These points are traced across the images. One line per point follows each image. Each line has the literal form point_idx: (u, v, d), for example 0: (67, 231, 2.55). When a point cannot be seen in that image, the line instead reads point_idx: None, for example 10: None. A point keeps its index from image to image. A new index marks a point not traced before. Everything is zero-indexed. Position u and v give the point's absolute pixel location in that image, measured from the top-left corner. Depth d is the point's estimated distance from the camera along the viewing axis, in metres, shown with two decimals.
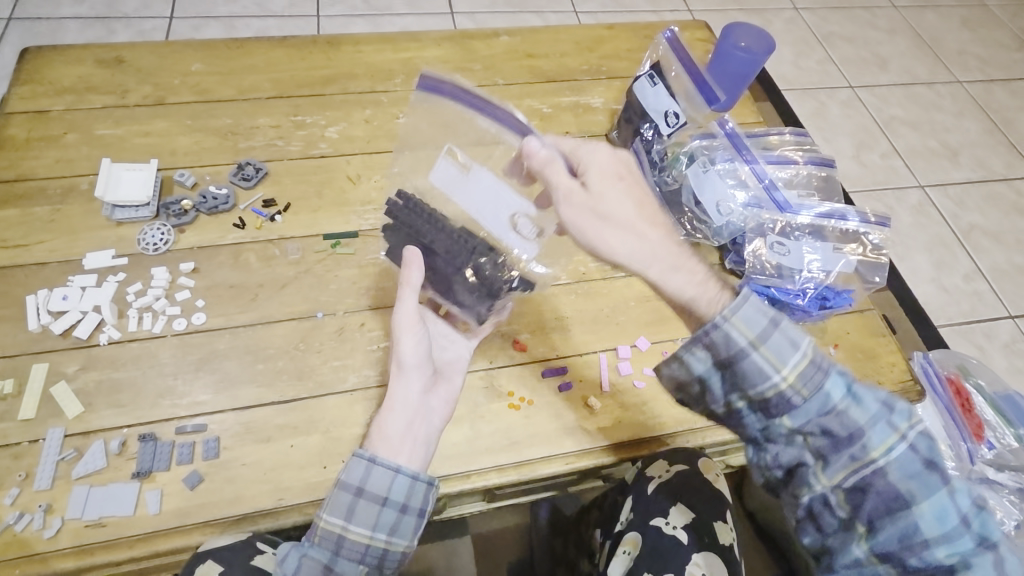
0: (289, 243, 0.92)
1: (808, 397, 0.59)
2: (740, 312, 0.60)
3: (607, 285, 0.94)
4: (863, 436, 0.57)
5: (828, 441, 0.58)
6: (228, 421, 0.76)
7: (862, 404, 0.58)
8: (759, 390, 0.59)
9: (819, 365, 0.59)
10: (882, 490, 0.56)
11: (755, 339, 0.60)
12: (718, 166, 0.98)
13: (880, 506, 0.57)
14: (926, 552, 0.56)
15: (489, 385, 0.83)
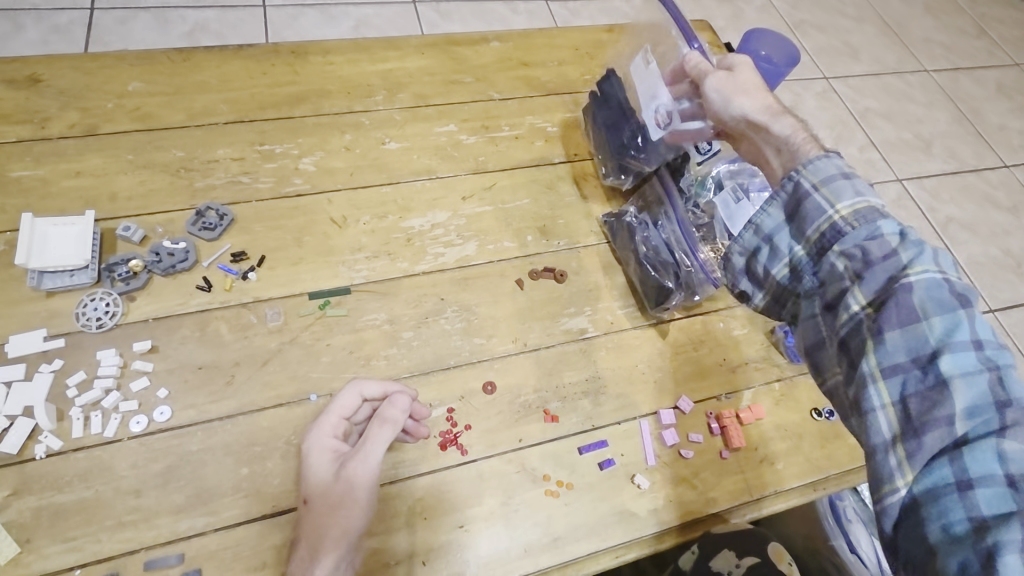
0: (268, 307, 0.77)
1: (857, 226, 0.51)
2: (813, 161, 0.55)
3: (639, 335, 0.84)
4: (899, 256, 0.48)
5: (858, 261, 0.50)
6: (210, 546, 0.62)
7: (913, 241, 0.49)
8: (812, 225, 0.53)
9: (881, 211, 0.51)
10: (906, 306, 0.46)
11: (820, 182, 0.53)
12: (751, 195, 0.88)
13: (901, 319, 0.46)
14: (935, 368, 0.45)
15: (522, 468, 0.71)
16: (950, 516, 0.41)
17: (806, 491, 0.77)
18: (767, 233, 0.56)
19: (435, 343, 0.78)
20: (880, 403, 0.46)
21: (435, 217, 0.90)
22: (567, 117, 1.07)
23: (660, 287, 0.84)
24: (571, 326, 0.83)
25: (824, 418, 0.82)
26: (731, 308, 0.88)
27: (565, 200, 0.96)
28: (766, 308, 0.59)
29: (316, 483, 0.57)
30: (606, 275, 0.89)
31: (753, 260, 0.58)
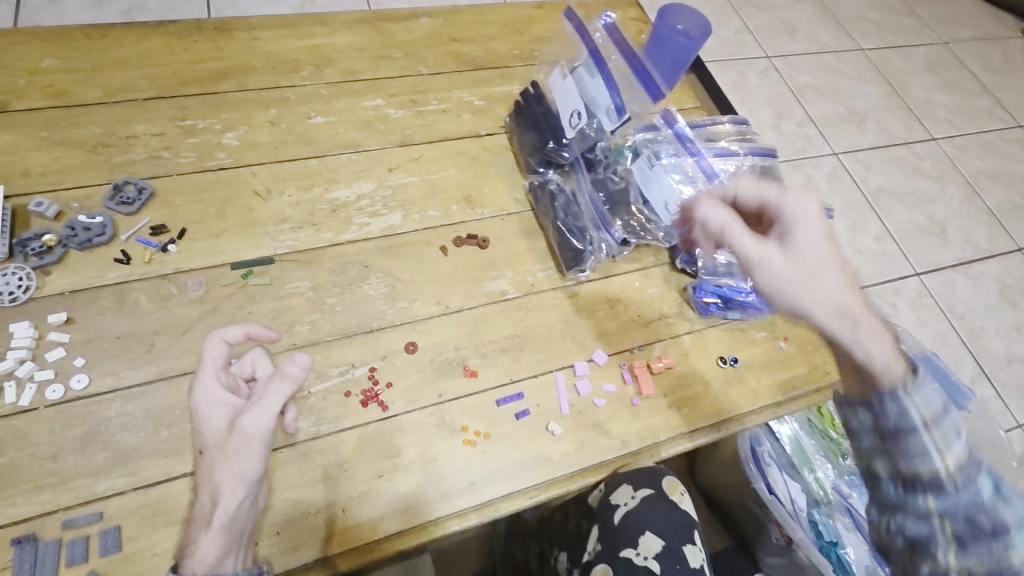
0: (189, 278, 0.78)
1: (959, 486, 0.53)
2: (920, 389, 0.57)
3: (559, 296, 0.88)
4: (1012, 536, 0.51)
5: (967, 527, 0.52)
6: (128, 504, 0.64)
7: (1012, 505, 0.52)
8: (907, 462, 0.55)
9: (980, 465, 0.54)
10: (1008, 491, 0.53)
11: (930, 420, 0.55)
12: (664, 160, 0.91)
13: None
14: None
15: (441, 421, 0.75)
16: None
17: (709, 431, 0.83)
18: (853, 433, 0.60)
19: (359, 308, 0.81)
20: None
21: (361, 188, 0.92)
22: (495, 91, 1.09)
23: (576, 251, 0.88)
24: (493, 288, 0.87)
25: (728, 365, 0.88)
26: (646, 269, 0.93)
27: (491, 170, 0.99)
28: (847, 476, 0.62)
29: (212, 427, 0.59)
30: (528, 240, 0.93)
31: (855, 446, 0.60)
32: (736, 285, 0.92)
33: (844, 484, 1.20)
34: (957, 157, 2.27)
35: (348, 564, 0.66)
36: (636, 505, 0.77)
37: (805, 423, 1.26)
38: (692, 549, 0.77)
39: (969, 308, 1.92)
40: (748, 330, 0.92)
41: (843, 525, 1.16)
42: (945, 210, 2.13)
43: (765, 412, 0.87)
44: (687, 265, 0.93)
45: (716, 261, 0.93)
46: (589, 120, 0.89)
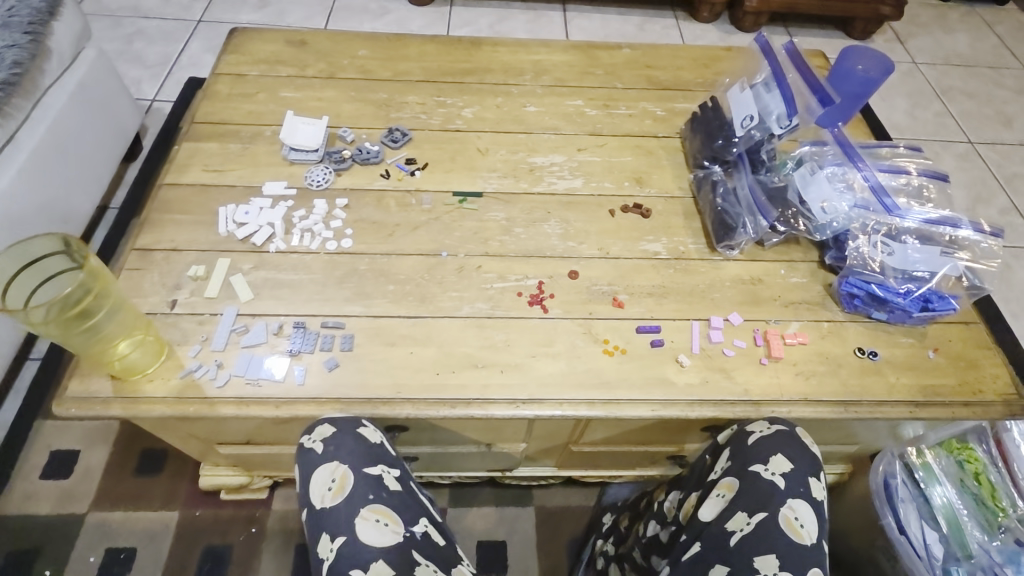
0: (424, 195, 1.07)
1: None
2: None
3: (705, 265, 1.00)
4: None
5: None
6: (362, 323, 0.90)
7: None
8: None
9: None
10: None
11: None
12: (826, 171, 1.00)
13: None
14: None
15: (587, 331, 0.91)
16: None
17: (834, 407, 0.86)
18: None
19: (538, 239, 1.02)
20: None
21: (554, 158, 1.16)
22: (676, 107, 1.29)
23: (728, 226, 1.01)
24: (648, 248, 1.02)
25: (866, 356, 0.90)
26: (793, 261, 1.01)
27: (662, 164, 1.16)
28: None
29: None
30: (686, 219, 1.07)
31: None
32: (887, 285, 0.93)
33: (997, 555, 1.04)
34: None
35: (494, 411, 0.83)
36: (767, 433, 0.79)
37: (955, 479, 1.10)
38: (817, 483, 0.75)
39: None
40: (894, 333, 0.93)
41: None
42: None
43: (900, 409, 0.87)
44: (835, 262, 0.98)
45: (870, 260, 0.95)
46: (759, 123, 1.04)
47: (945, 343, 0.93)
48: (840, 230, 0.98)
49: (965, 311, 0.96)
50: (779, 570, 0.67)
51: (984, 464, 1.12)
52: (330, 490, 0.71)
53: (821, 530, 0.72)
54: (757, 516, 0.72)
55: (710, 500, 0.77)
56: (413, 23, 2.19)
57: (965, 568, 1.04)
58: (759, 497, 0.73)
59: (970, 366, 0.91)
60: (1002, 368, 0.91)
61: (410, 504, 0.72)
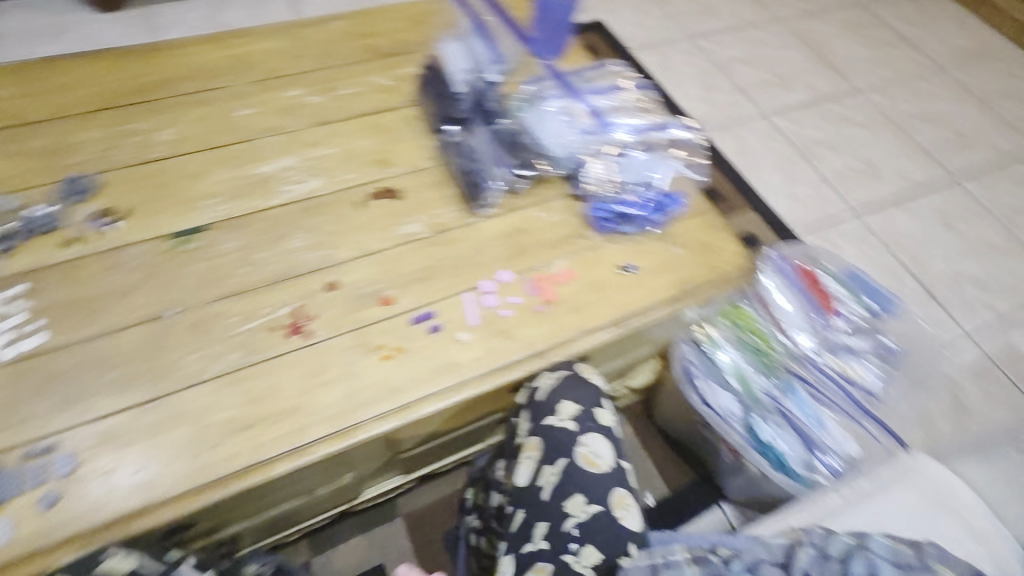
0: (131, 249, 0.89)
1: None
2: None
3: (465, 232, 0.97)
4: None
5: None
6: (85, 432, 0.74)
7: None
8: None
9: None
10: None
11: None
12: (551, 105, 1.03)
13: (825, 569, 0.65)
14: None
15: (361, 342, 0.84)
16: None
17: (605, 331, 0.91)
18: None
19: (283, 260, 0.91)
20: None
21: (283, 162, 1.03)
22: (404, 72, 1.20)
23: (474, 185, 0.98)
24: (406, 232, 0.96)
25: (625, 272, 0.96)
26: (547, 201, 1.02)
27: (402, 136, 1.09)
28: None
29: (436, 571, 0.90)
30: (438, 188, 1.01)
31: None
32: (625, 200, 1.00)
33: (777, 389, 1.22)
34: (884, 105, 2.25)
35: (276, 470, 0.74)
36: (553, 383, 0.81)
37: (735, 339, 1.26)
38: (604, 411, 0.80)
39: (913, 239, 1.89)
40: (644, 243, 0.99)
41: (775, 425, 1.19)
42: (877, 152, 2.10)
43: (662, 309, 0.95)
44: (578, 190, 1.02)
45: (608, 180, 1.00)
46: (476, 75, 1.02)
47: (688, 237, 1.01)
48: (576, 159, 1.01)
49: (697, 202, 1.05)
50: (589, 505, 0.72)
51: (753, 318, 1.29)
52: None
53: (617, 453, 0.77)
54: (560, 464, 0.75)
55: (522, 464, 0.78)
56: (106, 33, 1.82)
57: (759, 410, 1.20)
58: (558, 447, 0.76)
59: (708, 250, 1.01)
60: (733, 244, 1.03)
61: None
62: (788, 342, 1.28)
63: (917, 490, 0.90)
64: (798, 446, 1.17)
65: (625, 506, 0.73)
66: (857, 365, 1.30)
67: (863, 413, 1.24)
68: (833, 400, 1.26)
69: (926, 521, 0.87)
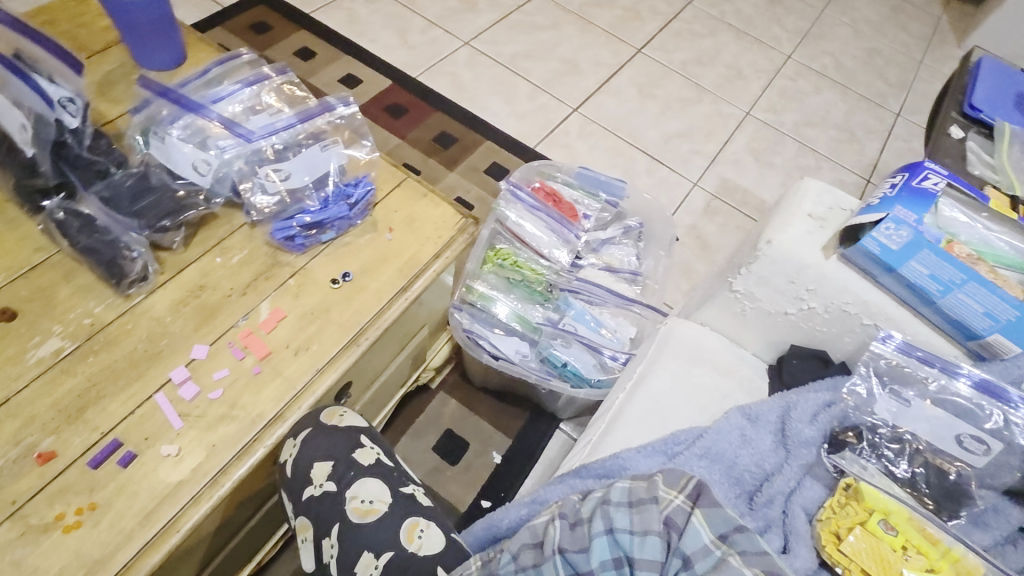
0: None
1: (886, 428, 0.80)
2: (854, 391, 0.81)
3: (128, 320, 0.77)
4: (886, 429, 0.80)
5: (841, 424, 0.81)
6: None
7: (860, 395, 0.81)
8: (853, 421, 0.81)
9: (860, 408, 0.81)
10: (575, 558, 0.59)
11: (894, 436, 0.80)
12: (173, 132, 0.85)
13: (574, 542, 0.60)
14: (861, 420, 0.81)
15: (26, 527, 0.63)
16: (873, 465, 0.78)
17: (343, 357, 0.80)
18: (860, 439, 0.80)
19: None
20: (914, 472, 0.78)
21: None
22: None
23: (110, 261, 0.78)
24: (41, 355, 0.73)
25: (342, 282, 0.85)
26: (220, 242, 0.85)
27: None
28: (870, 441, 0.80)
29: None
30: (69, 281, 0.79)
31: (849, 417, 0.81)
32: (308, 207, 0.88)
33: (554, 311, 1.26)
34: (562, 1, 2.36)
35: None
36: (297, 450, 0.69)
37: (503, 284, 1.27)
38: (365, 449, 0.72)
39: (625, 117, 2.07)
40: (350, 242, 0.89)
41: (564, 344, 1.21)
42: (571, 47, 2.22)
43: (397, 302, 0.86)
44: (249, 215, 0.87)
45: (277, 193, 0.87)
46: (40, 129, 0.78)
47: (393, 217, 0.93)
48: (232, 180, 0.86)
49: (390, 174, 0.97)
50: (381, 558, 0.64)
51: (512, 253, 1.30)
52: None
53: (394, 483, 0.70)
54: (336, 533, 0.65)
55: (302, 550, 0.68)
56: None
57: (545, 338, 1.22)
58: (327, 516, 0.66)
59: (421, 221, 0.94)
60: (444, 206, 0.97)
61: None
62: (549, 262, 1.31)
63: (674, 355, 0.97)
64: (590, 352, 1.20)
65: (420, 532, 0.66)
66: (615, 252, 1.43)
67: (630, 300, 1.28)
68: (605, 299, 1.29)
69: (691, 383, 0.94)
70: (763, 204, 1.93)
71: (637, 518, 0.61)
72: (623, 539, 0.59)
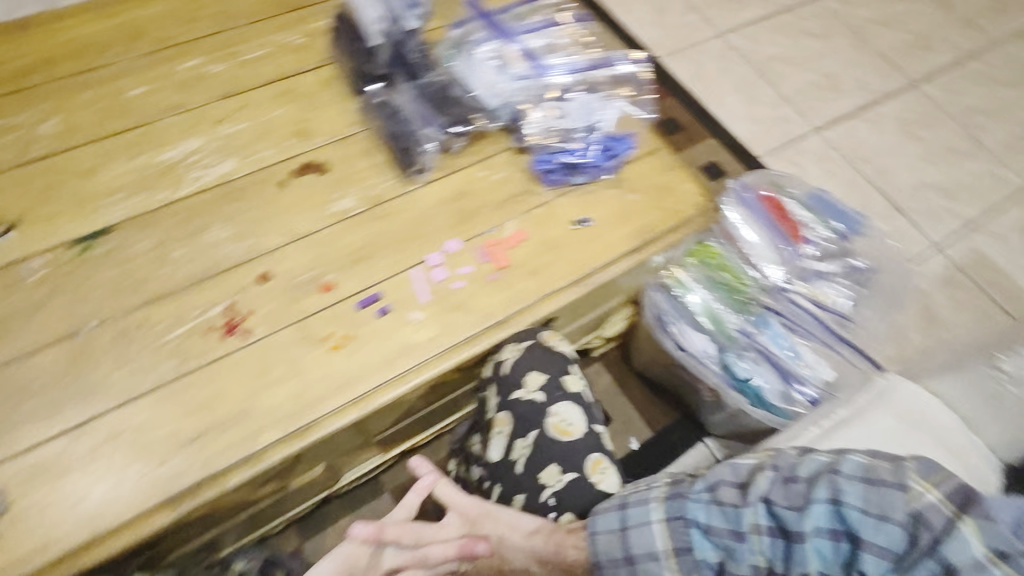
0: (29, 262, 0.79)
1: None
2: None
3: (405, 201, 0.89)
4: None
5: None
6: (13, 468, 0.69)
7: None
8: None
9: None
10: (786, 514, 0.57)
11: None
12: (480, 50, 0.94)
13: (787, 498, 0.57)
14: None
15: (306, 335, 0.79)
16: None
17: (565, 289, 0.86)
18: None
19: (205, 255, 0.83)
20: None
21: (189, 145, 0.91)
22: (317, 26, 1.04)
23: (406, 148, 0.89)
24: (338, 208, 0.88)
25: (580, 226, 0.90)
26: (489, 157, 0.93)
27: (320, 104, 0.96)
28: None
29: (447, 490, 0.77)
30: (368, 157, 0.92)
31: None
32: (571, 149, 0.92)
33: (751, 325, 1.19)
34: (842, 11, 2.14)
35: (235, 479, 0.71)
36: (518, 354, 0.77)
37: (704, 279, 1.22)
38: (573, 376, 0.78)
39: (875, 151, 1.85)
40: (597, 193, 0.92)
41: (751, 361, 1.17)
42: (836, 63, 2.03)
43: (625, 261, 0.89)
44: (519, 143, 0.93)
45: (549, 128, 0.92)
46: (392, 23, 0.93)
47: (641, 181, 0.94)
48: (513, 108, 0.93)
49: (649, 140, 0.96)
50: (564, 474, 0.72)
51: (722, 254, 1.24)
52: None
53: (589, 417, 0.76)
54: (532, 437, 0.74)
55: (494, 439, 0.76)
56: None
57: (732, 350, 1.17)
58: (528, 419, 0.74)
59: (665, 192, 0.94)
60: (690, 183, 0.96)
61: None
62: (758, 275, 1.23)
63: (894, 413, 0.86)
64: (775, 379, 1.16)
65: (601, 470, 0.73)
66: (826, 289, 1.26)
67: (838, 339, 1.21)
68: (808, 331, 1.22)
69: (908, 449, 0.84)
70: (1016, 294, 1.63)
71: (872, 497, 0.53)
72: (848, 514, 0.54)
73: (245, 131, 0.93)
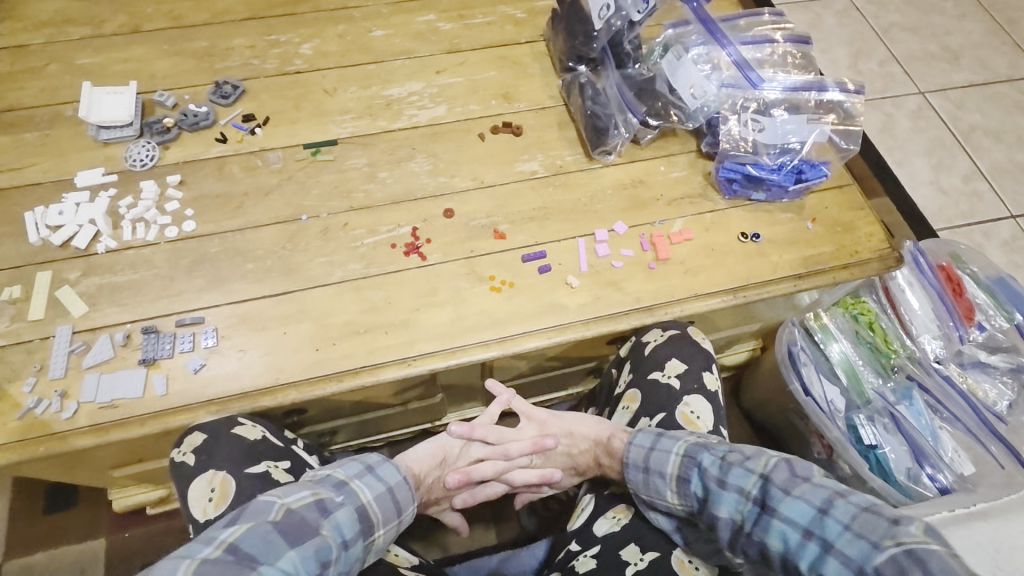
0: (271, 154, 0.94)
1: None
2: None
3: (585, 176, 0.95)
4: None
5: None
6: (224, 312, 0.83)
7: None
8: None
9: None
10: (774, 492, 0.61)
11: None
12: (692, 53, 0.95)
13: (785, 483, 0.61)
14: None
15: (471, 271, 0.87)
16: None
17: (725, 295, 0.87)
18: None
19: (405, 181, 0.93)
20: None
21: (410, 87, 1.02)
22: (537, 6, 1.13)
23: (600, 129, 0.94)
24: (524, 169, 0.95)
25: (749, 240, 0.90)
26: (672, 154, 0.97)
27: (531, 72, 1.05)
28: None
29: (522, 406, 0.87)
30: (560, 129, 0.99)
31: None
32: (760, 163, 0.93)
33: (890, 392, 1.13)
34: None
35: (387, 373, 0.81)
36: (661, 340, 0.85)
37: (850, 332, 1.16)
38: (710, 375, 0.84)
39: None
40: (773, 212, 0.93)
41: (882, 427, 1.11)
42: None
43: (787, 283, 0.88)
44: (711, 148, 0.96)
45: (743, 140, 0.93)
46: (616, 11, 0.93)
47: (823, 211, 0.94)
48: (712, 114, 0.94)
49: (840, 173, 0.97)
50: None
51: (875, 313, 1.17)
52: (211, 501, 0.72)
53: (716, 417, 0.81)
54: (657, 418, 0.80)
55: (618, 413, 0.86)
56: None
57: (863, 411, 1.12)
58: (658, 402, 0.81)
59: (847, 229, 0.93)
60: (875, 226, 0.93)
61: (278, 447, 0.79)
62: (912, 344, 1.14)
63: None
64: (904, 453, 1.08)
65: None
66: (984, 383, 1.14)
67: (991, 435, 1.07)
68: (956, 417, 1.11)
69: None
70: None
71: (862, 521, 0.55)
72: (832, 524, 0.56)
73: (457, 84, 1.03)
